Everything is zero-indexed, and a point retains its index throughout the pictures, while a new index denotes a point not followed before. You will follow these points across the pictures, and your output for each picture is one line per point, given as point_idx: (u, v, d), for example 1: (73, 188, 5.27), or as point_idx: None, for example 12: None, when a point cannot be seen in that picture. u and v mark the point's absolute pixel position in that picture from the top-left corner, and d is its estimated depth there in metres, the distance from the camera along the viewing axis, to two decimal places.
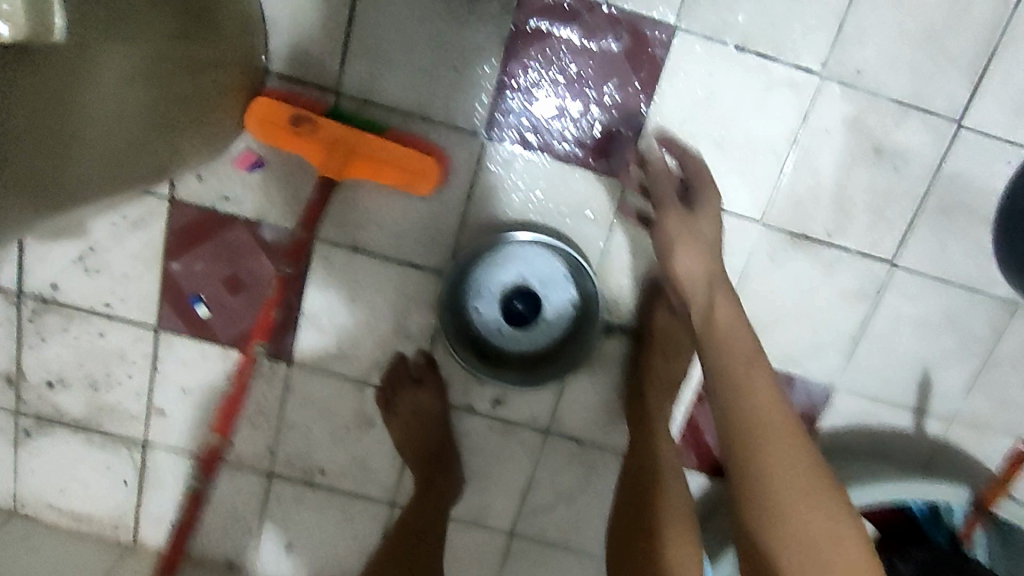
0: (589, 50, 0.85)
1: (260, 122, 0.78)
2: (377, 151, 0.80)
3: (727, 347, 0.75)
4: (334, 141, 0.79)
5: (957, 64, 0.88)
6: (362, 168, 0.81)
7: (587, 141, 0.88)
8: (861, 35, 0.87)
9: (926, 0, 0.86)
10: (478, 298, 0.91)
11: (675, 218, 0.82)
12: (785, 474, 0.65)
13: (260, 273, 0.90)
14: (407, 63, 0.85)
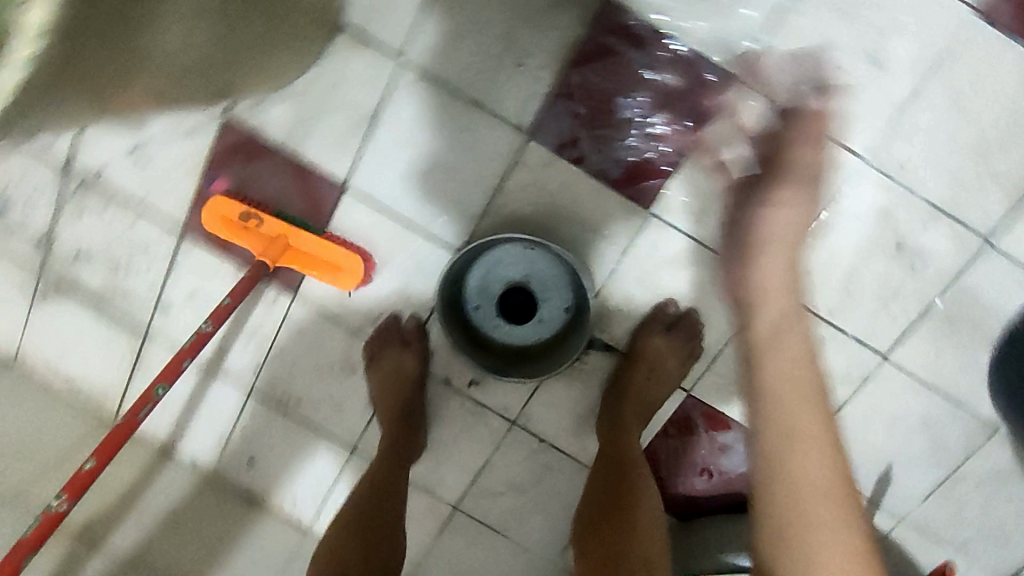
0: (649, 79, 0.88)
1: (216, 214, 0.92)
2: (313, 248, 0.92)
3: (786, 342, 0.74)
4: (273, 236, 0.91)
5: (1002, 185, 0.89)
6: (292, 259, 0.93)
7: (623, 165, 0.91)
8: (914, 133, 0.88)
9: (989, 115, 0.86)
10: (478, 292, 0.96)
11: (788, 200, 0.81)
12: (811, 481, 0.65)
13: (288, 206, 0.95)
14: (474, 48, 0.88)
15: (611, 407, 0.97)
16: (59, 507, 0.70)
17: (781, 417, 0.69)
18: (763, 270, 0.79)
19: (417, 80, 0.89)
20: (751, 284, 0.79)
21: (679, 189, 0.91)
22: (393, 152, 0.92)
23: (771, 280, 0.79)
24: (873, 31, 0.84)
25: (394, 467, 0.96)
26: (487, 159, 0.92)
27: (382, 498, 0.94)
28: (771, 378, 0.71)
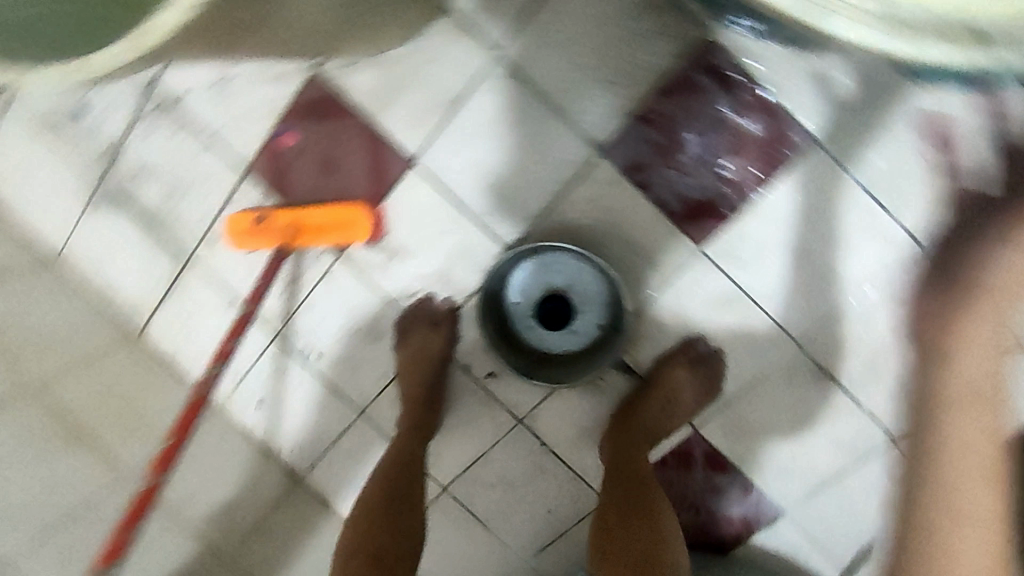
0: (729, 121, 0.89)
1: (235, 234, 1.01)
2: (321, 218, 0.98)
3: (963, 386, 0.78)
4: (284, 224, 0.98)
5: None
6: (308, 236, 0.99)
7: (686, 198, 0.92)
8: None
9: None
10: (520, 291, 0.98)
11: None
12: (973, 546, 0.73)
13: (353, 167, 0.99)
14: (567, 56, 0.90)
15: (618, 430, 0.96)
16: (148, 481, 0.90)
17: (948, 456, 0.76)
18: (971, 324, 0.77)
19: (507, 74, 0.91)
20: (939, 325, 0.79)
21: (734, 233, 0.92)
22: (468, 138, 0.94)
23: (971, 335, 0.78)
24: None
25: (416, 447, 0.99)
26: (556, 164, 0.94)
27: (405, 474, 0.97)
28: (948, 439, 0.77)
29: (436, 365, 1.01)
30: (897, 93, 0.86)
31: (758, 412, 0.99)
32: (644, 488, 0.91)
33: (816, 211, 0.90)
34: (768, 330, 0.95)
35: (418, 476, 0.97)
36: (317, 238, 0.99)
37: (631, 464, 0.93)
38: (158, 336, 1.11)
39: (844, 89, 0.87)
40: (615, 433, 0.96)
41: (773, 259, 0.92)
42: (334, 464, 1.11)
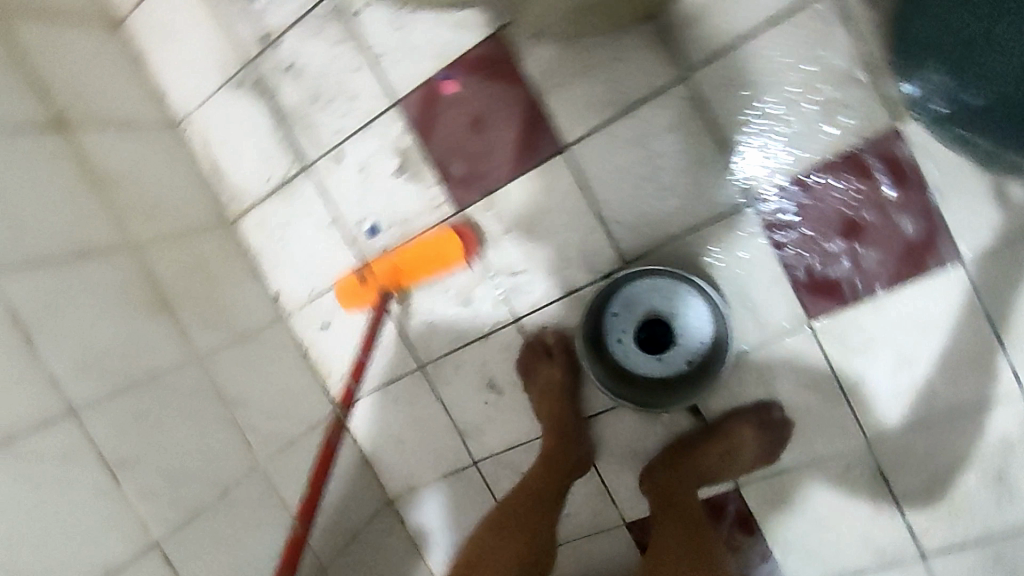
0: (888, 212, 0.88)
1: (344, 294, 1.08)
2: (414, 255, 1.04)
3: None
4: (385, 271, 1.05)
5: None
6: (409, 274, 1.05)
7: (815, 270, 0.92)
8: None
9: None
10: (625, 305, 0.98)
11: None
12: None
13: (502, 135, 1.00)
14: (743, 98, 0.91)
15: (671, 461, 0.99)
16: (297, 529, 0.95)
17: None
18: None
19: (685, 98, 0.93)
20: None
21: (849, 319, 0.92)
22: (622, 143, 0.96)
23: None
24: None
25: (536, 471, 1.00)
26: (699, 197, 0.95)
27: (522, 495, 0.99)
28: None
29: (557, 398, 1.04)
30: None
31: (802, 490, 0.99)
32: (684, 526, 0.95)
33: (935, 327, 0.89)
34: (843, 419, 0.95)
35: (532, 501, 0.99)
36: (419, 274, 1.05)
37: (669, 502, 0.97)
38: (254, 227, 1.15)
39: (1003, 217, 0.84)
40: (655, 470, 0.99)
41: (877, 355, 0.92)
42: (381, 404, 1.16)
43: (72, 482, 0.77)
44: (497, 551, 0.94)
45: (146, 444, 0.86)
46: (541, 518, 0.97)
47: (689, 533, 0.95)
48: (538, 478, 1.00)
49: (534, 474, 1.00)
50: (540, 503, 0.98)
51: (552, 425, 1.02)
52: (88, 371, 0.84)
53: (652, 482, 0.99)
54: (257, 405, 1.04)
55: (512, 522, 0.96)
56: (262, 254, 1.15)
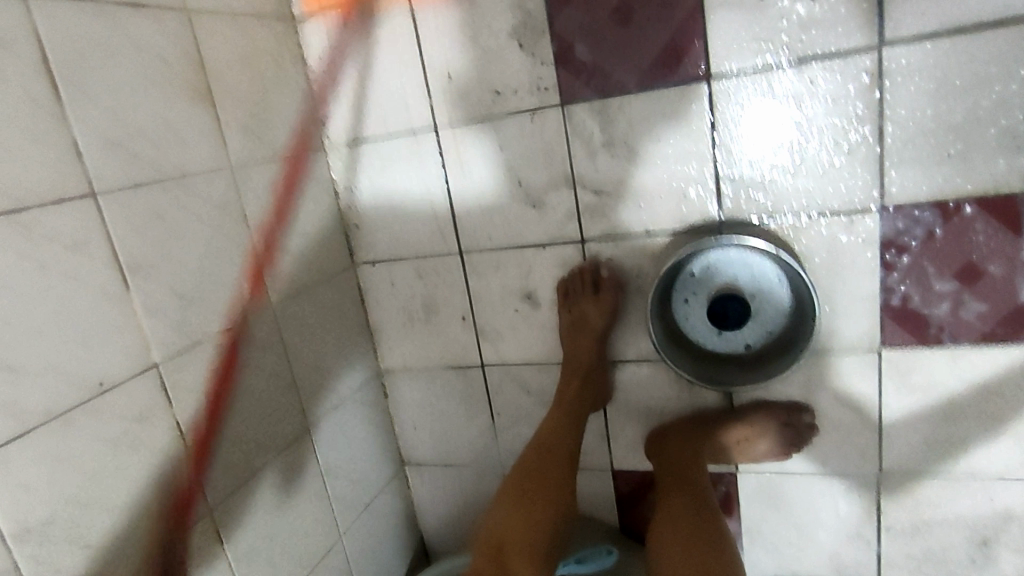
0: (1015, 273, 0.82)
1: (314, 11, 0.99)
2: None
3: None
4: None
5: None
6: None
7: (911, 302, 0.87)
8: None
9: None
10: (705, 266, 0.91)
11: None
12: None
13: (645, 35, 0.86)
14: (923, 95, 0.80)
15: (689, 435, 0.98)
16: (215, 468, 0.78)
17: None
18: None
19: (865, 71, 0.81)
20: None
21: (920, 360, 0.88)
22: (773, 98, 0.85)
23: None
24: None
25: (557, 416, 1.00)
26: (829, 185, 0.86)
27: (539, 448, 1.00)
28: None
29: (593, 330, 0.97)
30: None
31: (795, 493, 1.00)
32: (684, 497, 0.97)
33: (1000, 394, 0.86)
34: (865, 448, 0.94)
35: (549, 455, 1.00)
36: None
37: (671, 474, 0.99)
38: (322, 36, 1.00)
39: None
40: (661, 441, 1.01)
41: (930, 401, 0.90)
42: (406, 276, 1.08)
43: (76, 277, 0.66)
44: (521, 518, 0.97)
45: (164, 250, 0.75)
46: (560, 477, 0.98)
47: (690, 505, 0.97)
48: (554, 432, 1.00)
49: (554, 419, 1.00)
50: (561, 455, 0.99)
51: (572, 366, 0.99)
52: (116, 150, 0.70)
53: (660, 449, 1.01)
54: (278, 238, 0.93)
55: (533, 487, 0.98)
56: (323, 71, 1.01)
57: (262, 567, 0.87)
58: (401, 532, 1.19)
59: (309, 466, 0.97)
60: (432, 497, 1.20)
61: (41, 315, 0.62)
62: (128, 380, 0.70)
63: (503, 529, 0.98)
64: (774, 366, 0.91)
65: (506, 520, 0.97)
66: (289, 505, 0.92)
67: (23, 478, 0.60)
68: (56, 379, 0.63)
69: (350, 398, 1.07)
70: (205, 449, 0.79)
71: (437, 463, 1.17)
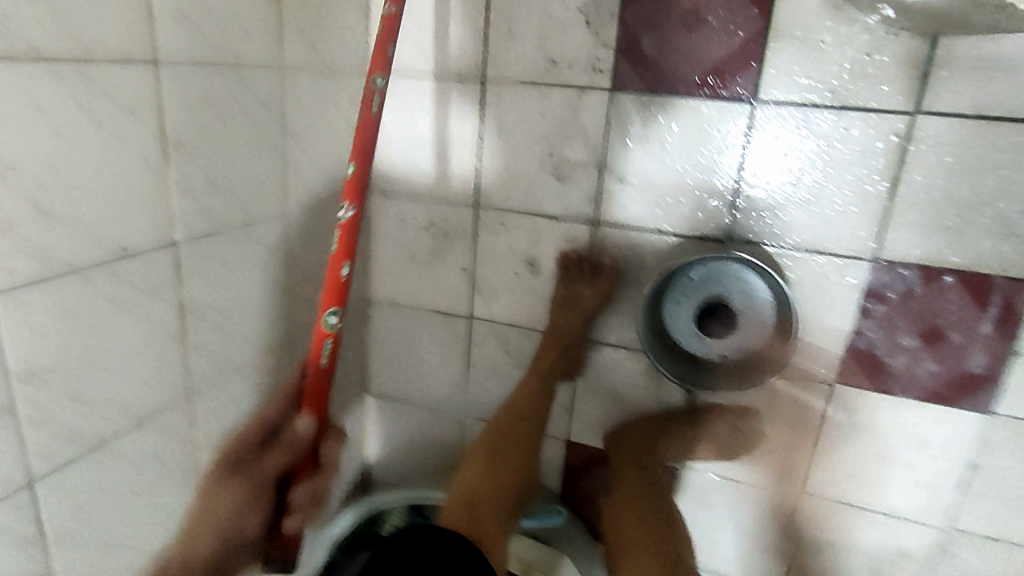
0: (972, 344, 0.90)
1: None
2: None
3: None
4: None
5: None
6: None
7: (876, 349, 0.95)
8: (985, 550, 0.97)
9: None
10: (703, 273, 0.97)
11: None
12: None
13: (708, 44, 0.90)
14: (938, 168, 0.86)
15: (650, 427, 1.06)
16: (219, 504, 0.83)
17: None
18: None
19: (894, 132, 0.87)
20: None
21: (868, 403, 0.97)
22: (807, 135, 0.90)
23: None
24: None
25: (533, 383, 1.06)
26: (834, 229, 0.92)
27: (509, 424, 1.15)
28: None
29: None
30: None
31: (723, 495, 1.08)
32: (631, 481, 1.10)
33: (924, 445, 0.96)
34: (797, 468, 1.03)
35: (518, 431, 1.14)
36: None
37: (619, 460, 1.11)
38: None
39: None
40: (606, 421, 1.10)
41: (865, 440, 0.99)
42: (419, 221, 1.10)
43: (125, 140, 0.66)
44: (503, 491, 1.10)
45: (206, 135, 0.75)
46: (524, 445, 1.13)
47: (638, 488, 1.10)
48: (527, 402, 1.12)
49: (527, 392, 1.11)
50: (528, 428, 1.14)
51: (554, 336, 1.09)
52: (185, 23, 0.70)
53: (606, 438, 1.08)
54: (310, 147, 0.94)
55: (503, 459, 1.13)
56: None
57: None
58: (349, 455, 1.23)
59: None
60: (389, 428, 1.25)
61: (87, 168, 0.62)
62: (149, 250, 0.71)
63: (474, 490, 1.10)
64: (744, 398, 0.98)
65: (476, 483, 1.11)
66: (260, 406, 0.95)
67: (37, 323, 0.61)
68: (87, 235, 0.64)
69: None
70: (200, 334, 0.80)
71: (401, 399, 1.22)
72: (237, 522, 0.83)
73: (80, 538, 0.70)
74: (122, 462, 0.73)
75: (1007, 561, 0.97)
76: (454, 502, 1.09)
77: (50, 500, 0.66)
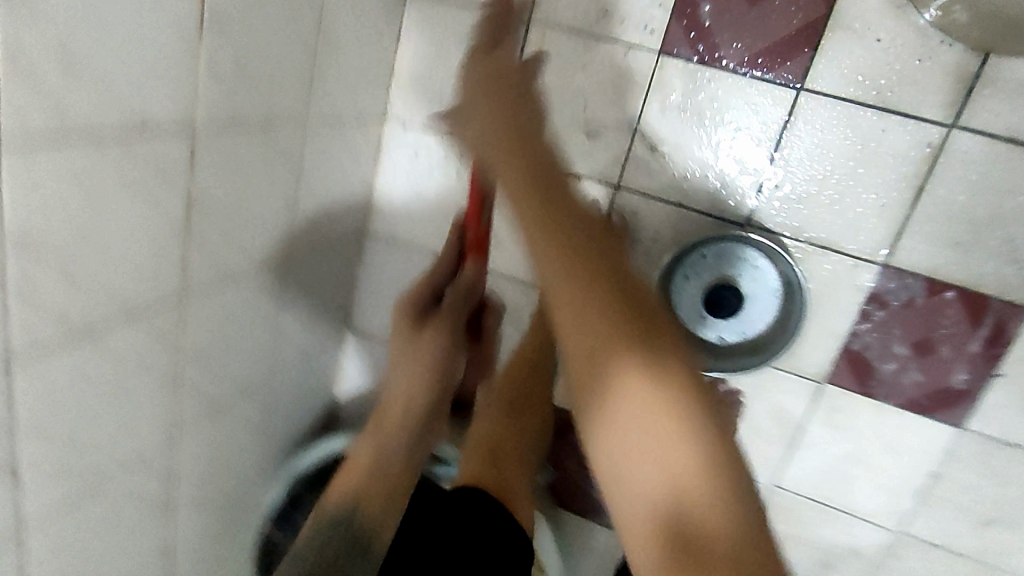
0: (959, 360, 0.94)
1: None
2: None
3: None
4: None
5: None
6: None
7: (868, 352, 0.97)
8: (928, 554, 1.03)
9: None
10: (717, 254, 0.96)
11: None
12: None
13: (764, 24, 0.89)
14: (961, 185, 0.88)
15: None
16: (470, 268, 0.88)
17: None
18: None
19: (929, 142, 0.88)
20: None
21: (849, 403, 1.00)
22: (845, 131, 0.90)
23: None
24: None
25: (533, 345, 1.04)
26: (851, 229, 0.93)
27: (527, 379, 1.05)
28: None
29: None
30: None
31: None
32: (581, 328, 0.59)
33: (895, 450, 1.00)
34: (769, 456, 1.06)
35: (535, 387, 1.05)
36: None
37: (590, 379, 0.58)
38: None
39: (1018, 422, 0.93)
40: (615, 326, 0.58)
41: (839, 439, 1.01)
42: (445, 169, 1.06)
43: (163, 1, 0.59)
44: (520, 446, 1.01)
45: (245, 18, 0.69)
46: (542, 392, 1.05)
47: None
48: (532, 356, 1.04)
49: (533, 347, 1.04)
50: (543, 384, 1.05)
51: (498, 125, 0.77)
52: None
53: None
54: (341, 59, 0.89)
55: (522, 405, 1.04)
56: None
57: (207, 367, 0.85)
58: (322, 386, 1.20)
59: (275, 292, 0.94)
60: (365, 365, 1.22)
61: (119, 21, 0.56)
62: (168, 128, 0.65)
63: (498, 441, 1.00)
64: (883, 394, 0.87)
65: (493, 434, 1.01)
66: (249, 319, 0.90)
67: (42, 183, 0.55)
68: (110, 97, 0.58)
69: (333, 243, 1.05)
70: (202, 231, 0.75)
71: (384, 338, 1.19)
72: (444, 366, 0.83)
73: (51, 427, 0.64)
74: (103, 354, 0.68)
75: (945, 567, 1.02)
76: (473, 451, 0.99)
77: (25, 380, 0.60)
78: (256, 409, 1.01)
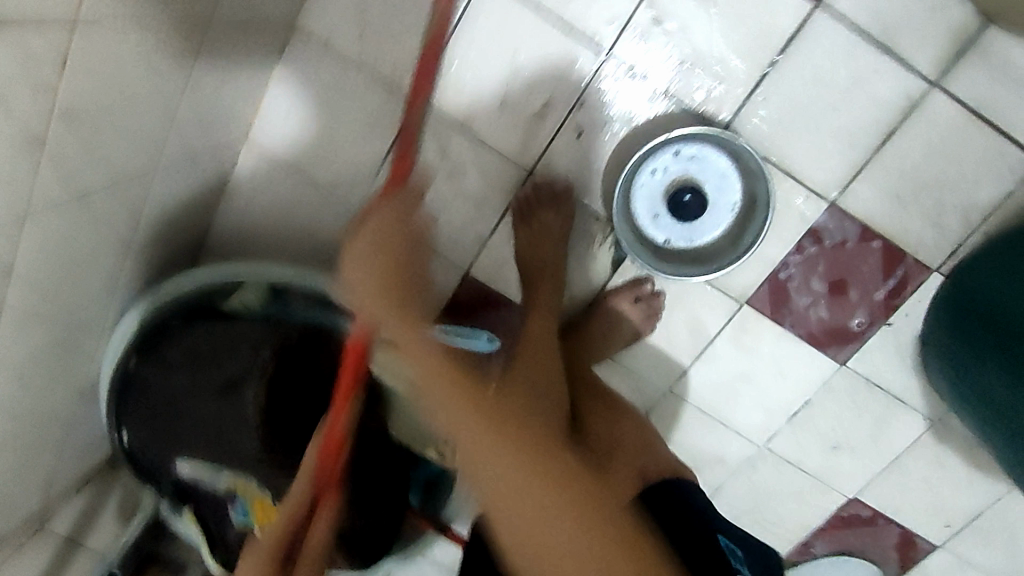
0: (862, 304, 1.00)
1: None
2: None
3: None
4: None
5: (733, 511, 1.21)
6: None
7: (790, 281, 1.01)
8: (777, 468, 1.14)
9: (788, 505, 1.17)
10: (691, 154, 0.93)
11: None
12: None
13: None
14: (920, 144, 0.91)
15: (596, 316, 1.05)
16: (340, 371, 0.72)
17: None
18: None
19: (908, 94, 0.89)
20: None
21: (757, 329, 1.04)
22: (842, 61, 0.89)
23: None
24: (869, 445, 1.09)
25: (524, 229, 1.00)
26: (814, 160, 0.94)
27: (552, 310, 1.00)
28: None
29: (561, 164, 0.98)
30: (892, 406, 1.06)
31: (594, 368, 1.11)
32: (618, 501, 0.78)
33: (781, 378, 1.07)
34: (669, 363, 1.09)
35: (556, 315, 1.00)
36: None
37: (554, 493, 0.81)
38: None
39: (887, 370, 1.04)
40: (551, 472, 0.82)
41: (738, 359, 1.06)
42: None
43: None
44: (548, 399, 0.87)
45: None
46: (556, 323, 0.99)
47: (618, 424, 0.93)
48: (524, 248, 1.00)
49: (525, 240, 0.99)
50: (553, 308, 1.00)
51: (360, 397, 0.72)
52: None
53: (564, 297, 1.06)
54: None
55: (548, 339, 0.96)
56: None
57: (82, 139, 0.65)
58: (202, 203, 1.01)
59: (181, 66, 0.74)
60: (262, 190, 1.05)
61: None
62: None
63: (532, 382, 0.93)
64: (954, 390, 0.94)
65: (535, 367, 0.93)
66: (144, 91, 0.70)
67: None
68: None
69: (256, 30, 0.85)
70: None
71: (289, 164, 1.02)
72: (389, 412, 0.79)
73: None
74: None
75: (789, 480, 1.15)
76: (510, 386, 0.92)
77: None
78: (127, 210, 0.81)
